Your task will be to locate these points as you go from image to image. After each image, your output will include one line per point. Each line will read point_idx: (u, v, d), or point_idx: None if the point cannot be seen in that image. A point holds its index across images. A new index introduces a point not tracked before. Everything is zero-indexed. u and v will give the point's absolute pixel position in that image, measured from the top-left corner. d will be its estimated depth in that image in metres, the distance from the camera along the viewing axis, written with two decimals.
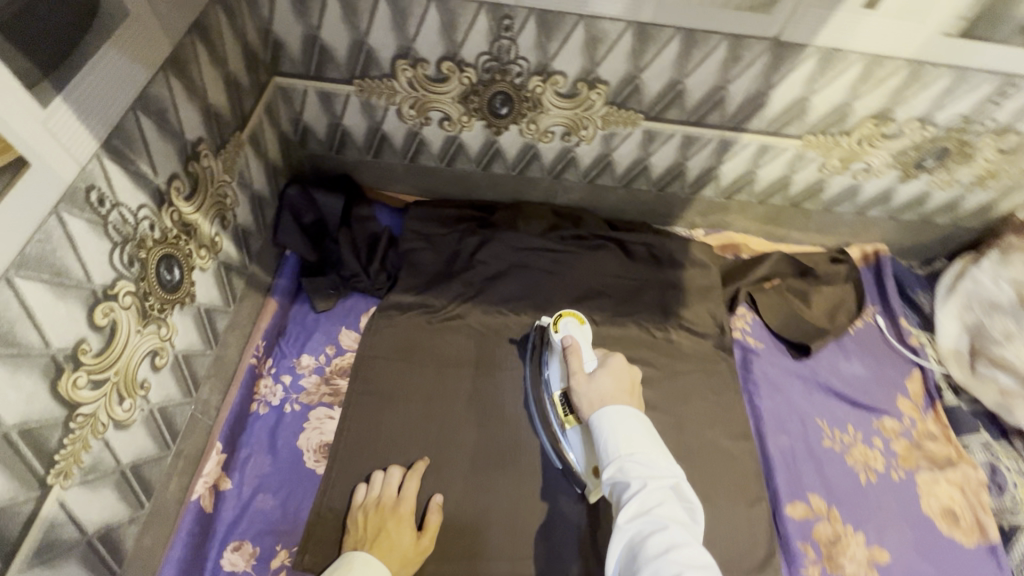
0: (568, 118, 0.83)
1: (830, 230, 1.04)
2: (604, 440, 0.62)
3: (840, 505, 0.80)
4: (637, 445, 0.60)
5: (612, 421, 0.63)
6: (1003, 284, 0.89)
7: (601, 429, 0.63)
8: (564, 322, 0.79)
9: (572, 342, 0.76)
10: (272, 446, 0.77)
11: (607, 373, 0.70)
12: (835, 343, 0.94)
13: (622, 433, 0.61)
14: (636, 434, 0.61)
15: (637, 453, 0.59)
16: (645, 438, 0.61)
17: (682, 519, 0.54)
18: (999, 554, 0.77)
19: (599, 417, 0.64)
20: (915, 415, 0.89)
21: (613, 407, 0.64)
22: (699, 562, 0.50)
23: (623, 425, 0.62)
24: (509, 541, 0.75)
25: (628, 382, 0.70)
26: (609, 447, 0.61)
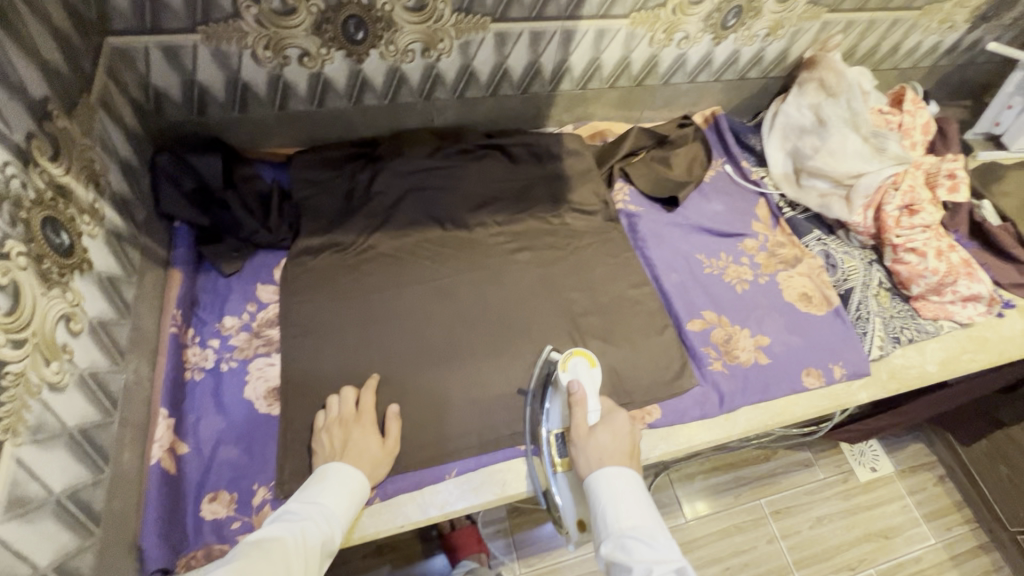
0: (422, 32, 0.89)
1: (673, 103, 1.21)
2: (604, 511, 0.68)
3: (728, 312, 0.98)
4: (638, 524, 0.66)
5: (612, 491, 0.69)
6: (804, 110, 1.11)
7: (602, 500, 0.69)
8: (573, 363, 0.85)
9: (579, 391, 0.81)
10: (220, 403, 0.78)
11: (606, 430, 0.76)
12: (697, 192, 1.11)
13: (623, 510, 0.67)
14: (635, 511, 0.67)
15: (638, 532, 0.65)
16: (643, 516, 0.67)
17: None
18: (842, 314, 1.00)
19: (599, 479, 0.71)
20: (766, 232, 1.09)
21: (612, 469, 0.71)
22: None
23: (621, 500, 0.68)
24: (472, 418, 0.83)
25: (628, 444, 0.75)
26: (611, 521, 0.67)
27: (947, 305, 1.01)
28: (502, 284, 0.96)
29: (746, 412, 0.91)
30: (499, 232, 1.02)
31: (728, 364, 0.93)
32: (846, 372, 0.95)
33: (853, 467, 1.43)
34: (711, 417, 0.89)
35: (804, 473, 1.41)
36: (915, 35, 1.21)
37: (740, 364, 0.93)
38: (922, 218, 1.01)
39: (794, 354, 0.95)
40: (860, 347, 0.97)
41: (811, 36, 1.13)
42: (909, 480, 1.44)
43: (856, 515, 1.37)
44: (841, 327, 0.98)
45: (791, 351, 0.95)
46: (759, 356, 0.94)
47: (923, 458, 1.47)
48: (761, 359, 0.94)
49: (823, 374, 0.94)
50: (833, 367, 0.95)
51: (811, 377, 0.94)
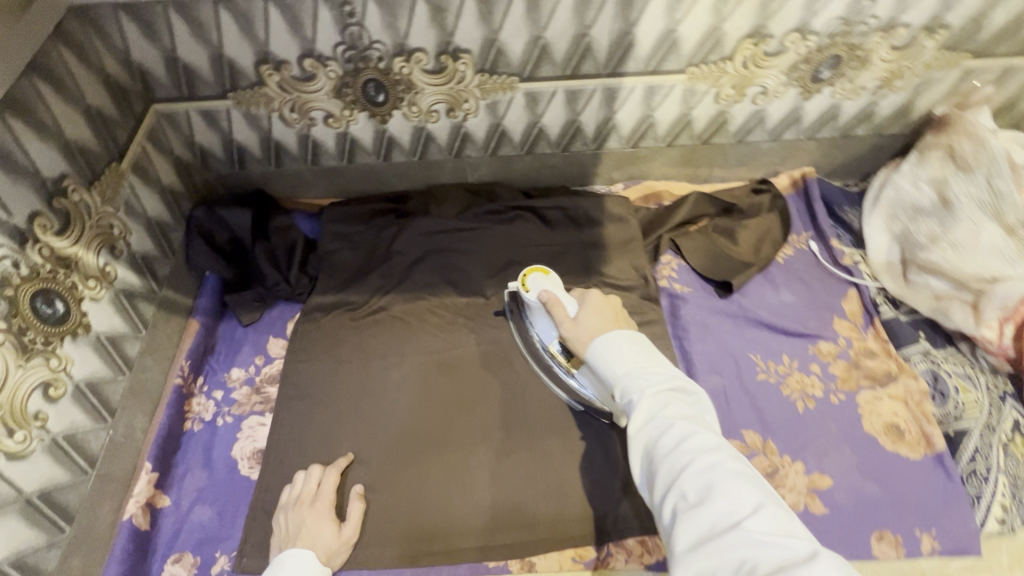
0: (445, 93, 0.83)
1: (751, 161, 1.02)
2: (602, 370, 0.62)
3: (776, 437, 0.78)
4: (633, 363, 0.60)
5: (606, 349, 0.63)
6: (922, 186, 0.86)
7: (598, 360, 0.63)
8: (532, 280, 0.81)
9: (550, 296, 0.75)
10: (208, 458, 0.80)
11: (588, 313, 0.70)
12: (762, 276, 0.92)
13: (617, 357, 0.62)
14: (629, 353, 0.61)
15: (636, 370, 0.59)
16: (637, 355, 0.61)
17: (688, 412, 0.54)
18: (946, 463, 0.75)
19: (593, 347, 0.64)
20: (853, 334, 0.86)
21: (601, 337, 0.64)
22: (710, 445, 0.51)
23: (614, 352, 0.62)
24: (442, 517, 0.76)
25: (612, 312, 0.70)
26: (610, 373, 0.61)
27: None
28: (511, 361, 0.88)
29: None
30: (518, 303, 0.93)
31: None
32: (941, 547, 0.70)
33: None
34: None
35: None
36: None
37: None
38: None
39: (863, 509, 0.73)
40: (968, 516, 0.72)
41: (947, 86, 0.88)
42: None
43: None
44: (942, 482, 0.74)
45: (860, 504, 0.73)
46: (812, 502, 0.74)
47: None
48: (812, 506, 0.73)
49: (903, 544, 0.71)
50: (923, 537, 0.71)
51: (885, 544, 0.71)
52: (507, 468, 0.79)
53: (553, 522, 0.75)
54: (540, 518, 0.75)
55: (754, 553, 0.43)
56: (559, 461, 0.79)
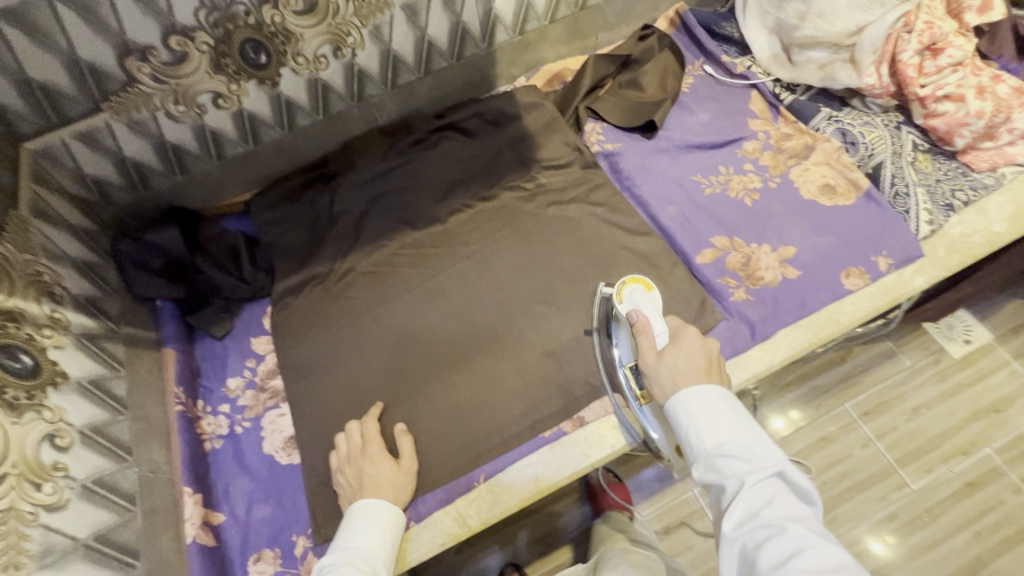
0: (326, 32, 0.81)
1: (629, 15, 1.07)
2: (688, 434, 0.59)
3: (740, 232, 0.87)
4: (728, 440, 0.56)
5: (694, 411, 0.59)
6: None
7: (683, 421, 0.59)
8: (629, 292, 0.76)
9: (638, 317, 0.70)
10: (244, 465, 0.79)
11: (673, 349, 0.65)
12: (676, 107, 0.99)
13: (707, 425, 0.58)
14: (722, 422, 0.58)
15: (729, 447, 0.56)
16: (732, 428, 0.57)
17: (796, 514, 0.51)
18: (875, 196, 0.86)
19: (677, 401, 0.60)
20: (767, 128, 0.95)
21: (687, 389, 0.60)
22: (831, 565, 0.46)
23: (703, 417, 0.58)
24: (486, 419, 0.79)
25: (703, 360, 0.63)
26: (698, 444, 0.58)
27: (1005, 148, 0.87)
28: (490, 268, 0.91)
29: (787, 335, 0.81)
30: (474, 216, 0.96)
31: (752, 290, 0.83)
32: (895, 261, 0.83)
33: (942, 344, 1.29)
34: (746, 352, 0.80)
35: (888, 366, 1.27)
36: None
37: (765, 285, 0.83)
38: (950, 55, 0.84)
39: (827, 258, 0.84)
40: (906, 228, 0.84)
41: None
42: (1013, 343, 1.28)
43: (957, 396, 1.23)
44: (878, 211, 0.85)
45: (822, 255, 0.84)
46: (786, 270, 0.83)
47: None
48: (788, 273, 0.83)
49: (866, 271, 0.83)
50: (879, 259, 0.83)
51: (853, 278, 0.82)
52: (525, 354, 0.83)
53: (584, 380, 0.80)
54: (573, 381, 0.81)
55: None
56: (568, 329, 0.84)
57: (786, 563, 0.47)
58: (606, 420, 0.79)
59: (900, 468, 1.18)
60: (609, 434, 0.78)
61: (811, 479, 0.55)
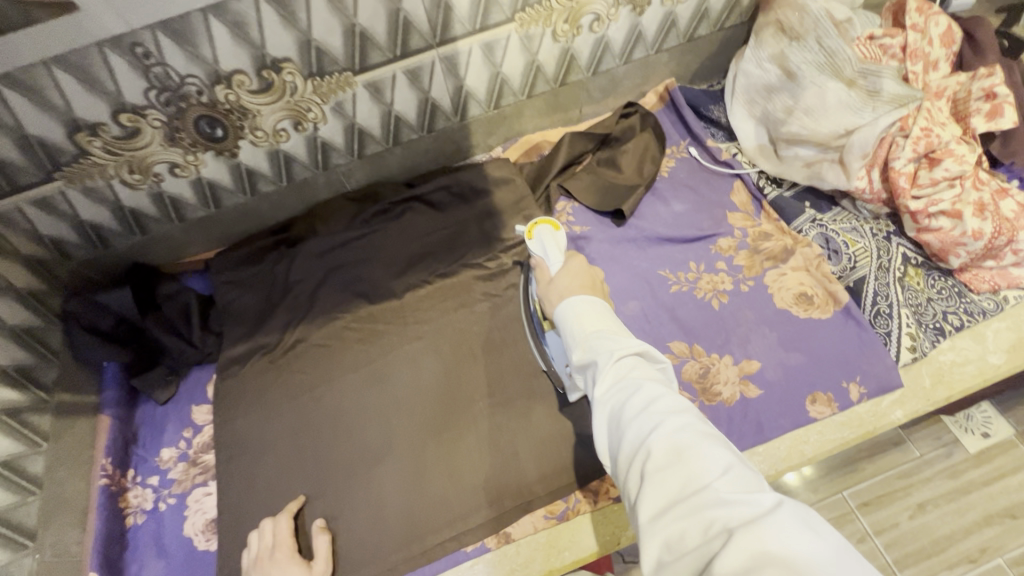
0: (284, 109, 0.80)
1: (615, 89, 1.03)
2: (569, 327, 0.60)
3: (700, 339, 0.81)
4: (602, 325, 0.58)
5: (577, 310, 0.61)
6: (766, 65, 0.87)
7: (567, 318, 0.61)
8: (538, 231, 0.74)
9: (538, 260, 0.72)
10: (161, 547, 0.77)
11: (563, 273, 0.67)
12: (651, 193, 0.94)
13: (585, 318, 0.60)
14: (599, 315, 0.60)
15: (603, 332, 0.57)
16: (607, 319, 0.60)
17: (656, 375, 0.53)
18: (854, 313, 0.79)
19: (564, 307, 0.62)
20: (748, 223, 0.89)
21: (574, 297, 0.62)
22: (678, 409, 0.49)
23: (583, 313, 0.60)
24: (410, 522, 0.75)
25: (586, 280, 0.66)
26: (576, 333, 0.59)
27: (1009, 269, 0.79)
28: (439, 353, 0.87)
29: None
30: (432, 291, 0.93)
31: (707, 406, 0.76)
32: (867, 390, 0.75)
33: (958, 437, 1.18)
34: None
35: (893, 454, 1.17)
36: None
37: (722, 403, 0.76)
38: (946, 168, 0.77)
39: (793, 379, 0.77)
40: (884, 354, 0.76)
41: None
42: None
43: (969, 495, 1.12)
44: (856, 331, 0.78)
45: (788, 375, 0.77)
46: (746, 388, 0.77)
47: None
48: (748, 391, 0.77)
49: (835, 398, 0.76)
50: (850, 386, 0.76)
51: (819, 405, 0.75)
52: (460, 453, 0.79)
53: (518, 489, 0.75)
54: (507, 490, 0.76)
55: (723, 512, 0.41)
56: (511, 428, 0.79)
57: (643, 410, 0.49)
58: (534, 539, 0.74)
59: (898, 569, 1.07)
60: (536, 556, 0.73)
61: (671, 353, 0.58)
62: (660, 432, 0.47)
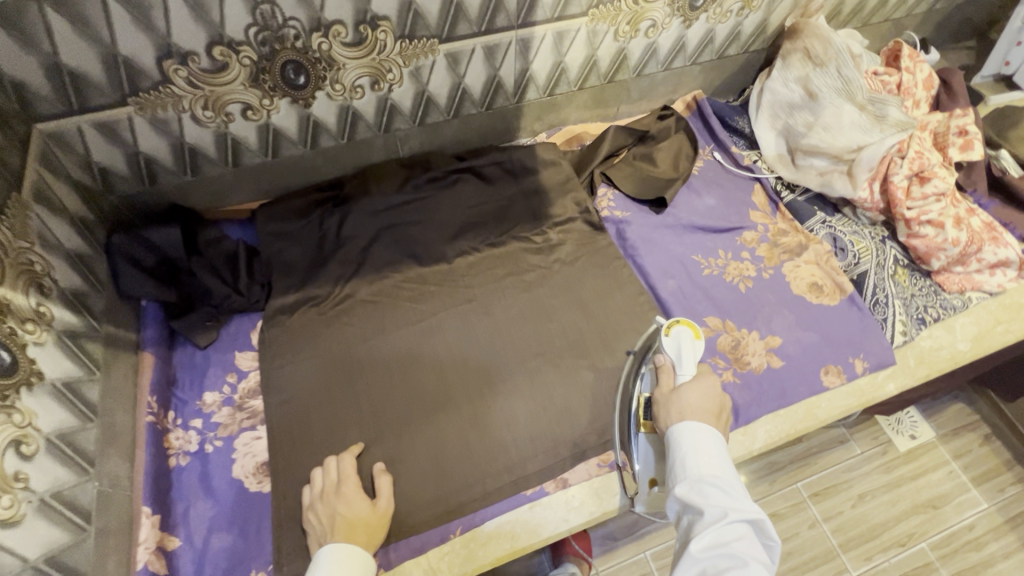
0: (368, 66, 0.83)
1: (651, 93, 1.13)
2: (684, 457, 0.67)
3: (732, 315, 0.91)
4: (717, 472, 0.64)
5: (696, 444, 0.67)
6: (792, 85, 1.01)
7: (684, 447, 0.67)
8: (677, 331, 0.80)
9: (665, 359, 0.79)
10: (209, 488, 0.75)
11: (694, 390, 0.73)
12: (685, 187, 1.04)
13: (704, 457, 0.66)
14: (715, 459, 0.66)
15: (717, 481, 0.63)
16: (722, 467, 0.65)
17: (758, 555, 0.57)
18: (858, 301, 0.92)
19: (683, 429, 0.69)
20: (766, 221, 1.01)
21: (694, 423, 0.69)
22: None
23: (701, 449, 0.67)
24: (471, 467, 0.78)
25: (714, 406, 0.72)
26: (689, 470, 0.65)
27: (973, 274, 0.95)
28: (491, 317, 0.91)
29: (765, 423, 0.85)
30: (481, 258, 0.97)
31: (739, 372, 0.86)
32: (869, 365, 0.88)
33: (890, 436, 1.36)
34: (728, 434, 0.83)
35: (840, 451, 1.33)
36: None
37: (752, 370, 0.86)
38: (935, 185, 0.92)
39: (809, 353, 0.88)
40: (882, 335, 0.90)
41: (790, 1, 1.05)
42: (952, 444, 1.36)
43: (901, 487, 1.29)
44: (859, 316, 0.91)
45: (805, 349, 0.88)
46: (771, 359, 0.87)
47: (966, 418, 1.40)
48: (773, 361, 0.87)
49: (844, 371, 0.88)
50: (856, 361, 0.88)
51: (831, 375, 0.87)
52: (517, 407, 0.83)
53: (572, 441, 0.81)
54: (562, 442, 0.81)
55: None
56: (562, 387, 0.85)
57: None
58: (588, 484, 0.80)
59: (842, 552, 1.21)
60: (589, 499, 0.79)
61: (775, 534, 0.62)
62: None
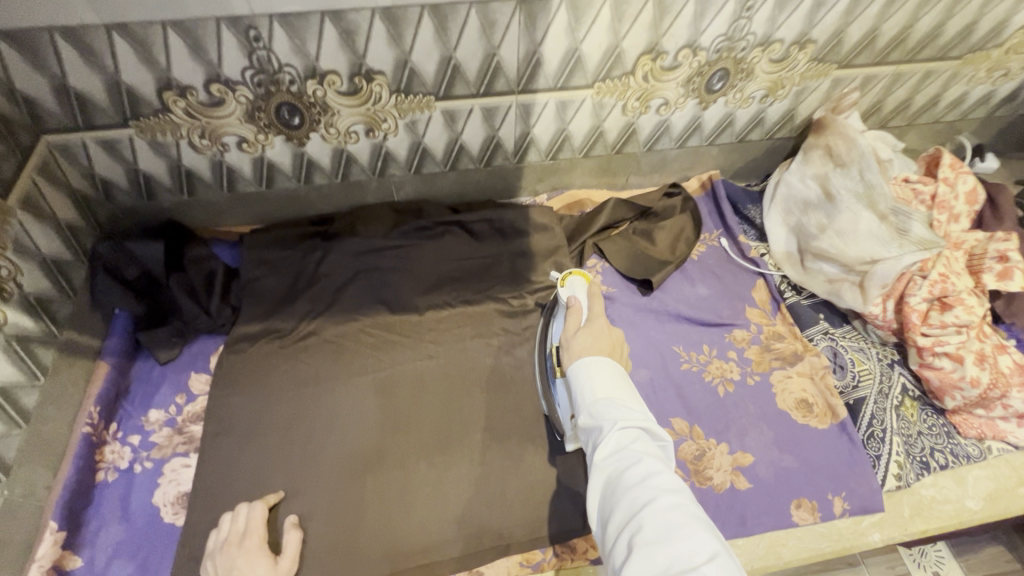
0: (362, 114, 0.84)
1: (663, 167, 1.09)
2: (580, 388, 0.64)
3: (702, 421, 0.83)
4: (612, 392, 0.62)
5: (590, 367, 0.65)
6: (808, 181, 0.94)
7: (579, 378, 0.64)
8: (571, 281, 0.81)
9: (574, 301, 0.76)
10: (125, 510, 0.74)
11: (587, 332, 0.70)
12: (679, 272, 0.98)
13: (598, 381, 0.63)
14: (610, 381, 0.63)
15: (612, 399, 0.61)
16: (617, 381, 0.63)
17: (656, 450, 0.57)
18: (849, 430, 0.82)
19: (577, 366, 0.66)
20: (763, 320, 0.93)
21: (590, 357, 0.66)
22: (674, 487, 0.52)
23: (594, 375, 0.63)
24: (386, 539, 0.74)
25: (608, 344, 0.69)
26: (587, 394, 0.63)
27: (996, 421, 0.83)
28: (448, 379, 0.88)
29: None
30: (453, 315, 0.95)
31: (697, 487, 0.78)
32: (850, 507, 0.77)
33: (910, 570, 1.18)
34: None
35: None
36: (958, 86, 1.04)
37: (712, 488, 0.78)
38: (957, 315, 0.81)
39: (782, 480, 0.79)
40: (871, 475, 0.79)
41: (821, 94, 0.99)
42: None
43: None
44: (848, 447, 0.81)
45: (778, 475, 0.79)
46: (736, 479, 0.79)
47: (1001, 564, 1.20)
48: (738, 482, 0.78)
49: (819, 508, 0.77)
50: (835, 500, 0.78)
51: (803, 510, 0.77)
52: (450, 482, 0.79)
53: (500, 530, 0.76)
54: (490, 530, 0.76)
55: None
56: (501, 470, 0.80)
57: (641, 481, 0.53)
58: None
59: None
60: None
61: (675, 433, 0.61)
62: (651, 507, 0.50)
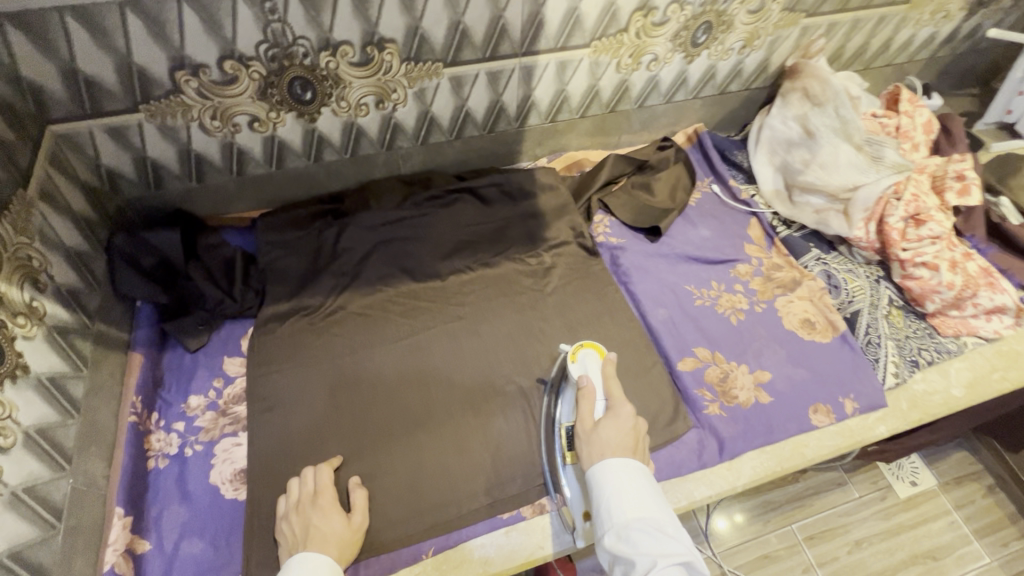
0: (374, 85, 0.85)
1: (653, 124, 1.15)
2: (609, 502, 0.65)
3: (721, 347, 0.91)
4: (643, 514, 0.63)
5: (619, 481, 0.66)
6: (791, 123, 1.04)
7: (607, 489, 0.66)
8: (582, 355, 0.81)
9: (586, 383, 0.77)
10: (184, 492, 0.75)
11: (610, 425, 0.72)
12: (681, 218, 1.05)
13: (628, 499, 0.65)
14: (641, 500, 0.65)
15: (644, 525, 0.62)
16: (646, 504, 0.65)
17: None
18: (850, 340, 0.91)
19: (603, 472, 0.67)
20: (761, 254, 1.02)
21: (616, 461, 0.68)
22: None
23: (624, 491, 0.65)
24: (448, 486, 0.78)
25: (631, 439, 0.71)
26: (615, 513, 0.64)
27: (969, 319, 0.94)
28: (479, 335, 0.92)
29: (751, 458, 0.83)
30: (474, 278, 0.98)
31: (726, 406, 0.85)
32: (859, 406, 0.87)
33: (891, 482, 1.31)
34: (711, 467, 0.81)
35: (836, 494, 1.28)
36: (906, 29, 1.15)
37: (739, 405, 0.85)
38: (930, 228, 0.92)
39: (798, 390, 0.87)
40: (873, 376, 0.89)
41: (792, 42, 1.07)
42: (955, 493, 1.31)
43: (899, 535, 1.24)
44: (851, 354, 0.90)
45: (794, 386, 0.87)
46: (759, 394, 0.86)
47: (968, 467, 1.35)
48: (761, 397, 0.86)
49: (833, 410, 0.86)
50: (846, 401, 0.87)
51: (820, 414, 0.86)
52: (499, 427, 0.83)
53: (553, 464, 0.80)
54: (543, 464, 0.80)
55: None
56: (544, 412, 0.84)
57: None
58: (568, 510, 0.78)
59: None
60: (567, 526, 0.77)
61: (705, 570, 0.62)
62: None
